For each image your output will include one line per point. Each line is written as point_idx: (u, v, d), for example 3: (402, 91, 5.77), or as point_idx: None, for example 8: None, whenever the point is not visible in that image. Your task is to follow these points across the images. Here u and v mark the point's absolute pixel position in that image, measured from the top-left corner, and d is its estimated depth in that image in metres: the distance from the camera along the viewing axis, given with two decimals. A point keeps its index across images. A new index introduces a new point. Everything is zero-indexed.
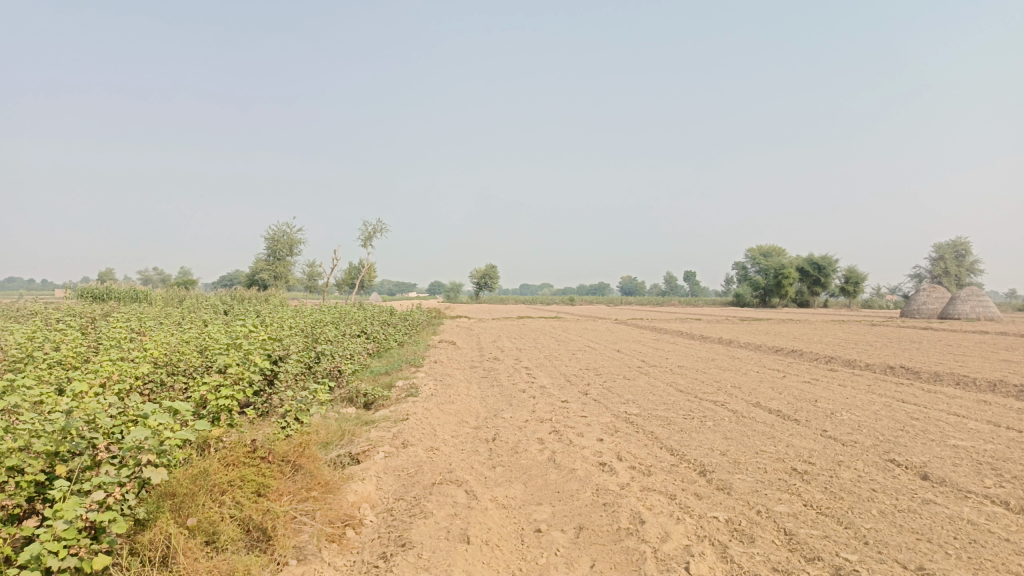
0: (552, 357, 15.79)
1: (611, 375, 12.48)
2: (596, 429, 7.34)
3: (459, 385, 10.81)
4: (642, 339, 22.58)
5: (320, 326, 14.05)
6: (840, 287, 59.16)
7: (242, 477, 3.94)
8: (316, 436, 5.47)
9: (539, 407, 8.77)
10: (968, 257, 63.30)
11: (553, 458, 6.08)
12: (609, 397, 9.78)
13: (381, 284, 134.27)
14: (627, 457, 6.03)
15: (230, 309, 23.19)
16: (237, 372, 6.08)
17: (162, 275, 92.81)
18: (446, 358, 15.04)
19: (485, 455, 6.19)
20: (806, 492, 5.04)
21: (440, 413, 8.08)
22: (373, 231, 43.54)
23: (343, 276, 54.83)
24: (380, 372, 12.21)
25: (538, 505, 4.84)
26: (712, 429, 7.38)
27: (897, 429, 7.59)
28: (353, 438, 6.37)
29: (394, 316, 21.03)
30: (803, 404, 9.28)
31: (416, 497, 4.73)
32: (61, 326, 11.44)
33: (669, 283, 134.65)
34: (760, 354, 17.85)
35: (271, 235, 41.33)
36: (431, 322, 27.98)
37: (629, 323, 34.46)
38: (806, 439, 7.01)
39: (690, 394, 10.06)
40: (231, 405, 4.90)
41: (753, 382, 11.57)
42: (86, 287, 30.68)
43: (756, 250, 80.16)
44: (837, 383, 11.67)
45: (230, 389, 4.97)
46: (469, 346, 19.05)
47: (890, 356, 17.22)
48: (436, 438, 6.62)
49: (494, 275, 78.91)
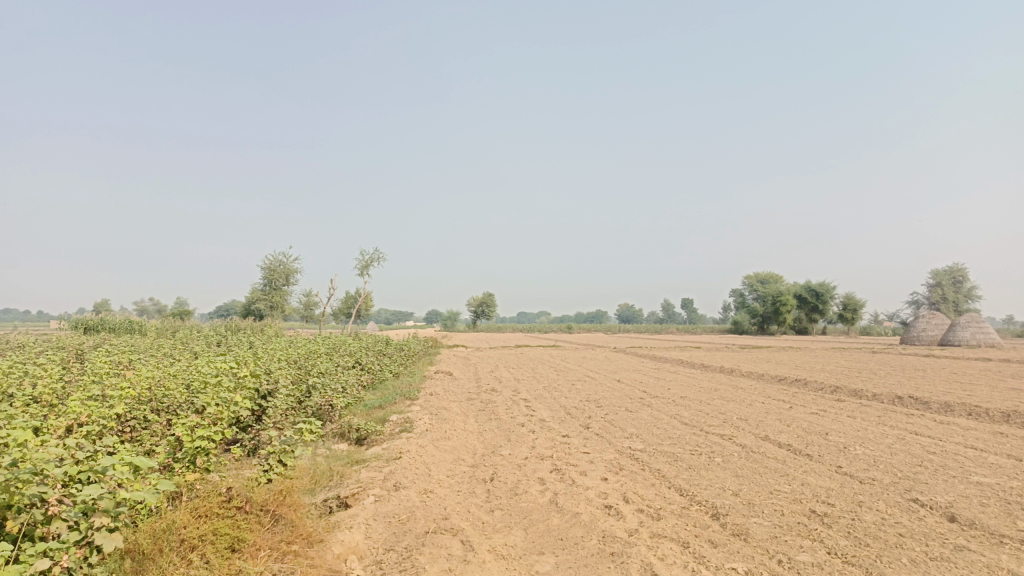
0: (551, 388, 15.42)
1: (612, 407, 12.11)
2: (599, 467, 6.96)
3: (455, 419, 10.42)
4: (642, 369, 22.21)
5: (312, 357, 13.69)
6: (839, 314, 58.93)
7: (214, 531, 3.60)
8: (300, 481, 5.10)
9: (539, 443, 8.39)
10: (965, 283, 63.26)
11: (555, 500, 5.71)
12: (611, 431, 9.42)
13: (377, 313, 133.75)
14: (634, 499, 5.66)
15: (223, 340, 22.80)
16: (216, 412, 5.76)
17: (157, 304, 92.45)
18: (443, 390, 14.65)
19: (483, 498, 5.81)
20: (829, 537, 4.67)
21: (435, 451, 7.71)
22: (369, 260, 43.27)
23: (340, 306, 54.46)
24: (374, 406, 11.82)
25: (541, 554, 4.47)
26: (721, 466, 7.02)
27: (915, 465, 7.22)
28: (341, 480, 6.03)
29: (389, 346, 20.66)
30: (813, 437, 8.91)
31: (408, 548, 4.36)
32: (43, 360, 11.09)
33: (667, 311, 134.46)
34: (764, 383, 17.47)
35: (267, 263, 41.07)
36: (427, 351, 27.61)
37: (629, 351, 34.07)
38: (822, 477, 6.64)
39: (696, 427, 9.68)
40: (207, 447, 4.54)
41: (759, 414, 11.19)
42: (79, 318, 30.29)
43: (753, 277, 80.05)
44: (846, 414, 11.29)
45: (208, 429, 4.61)
46: (465, 377, 18.65)
47: (895, 385, 16.86)
48: (430, 479, 6.24)
49: (491, 304, 78.53)
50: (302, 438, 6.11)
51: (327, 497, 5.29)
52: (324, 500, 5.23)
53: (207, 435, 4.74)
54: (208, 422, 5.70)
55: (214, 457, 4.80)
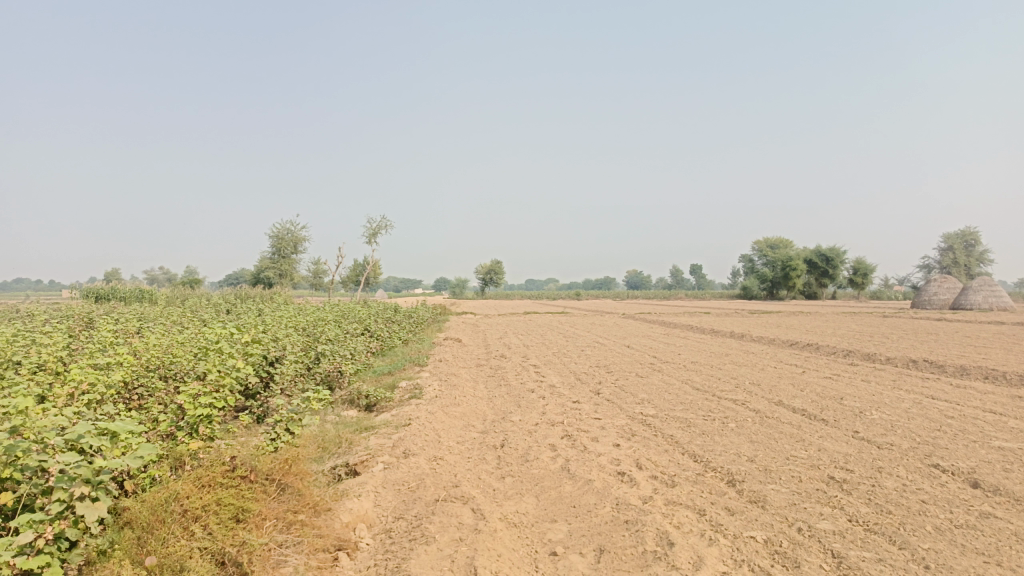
0: (561, 354, 15.34)
1: (623, 372, 12.00)
2: (611, 433, 6.85)
3: (464, 385, 10.33)
4: (652, 334, 22.09)
5: (320, 324, 13.60)
6: (849, 279, 58.58)
7: (217, 502, 3.51)
8: (308, 449, 5.00)
9: (549, 409, 8.29)
10: (978, 246, 62.60)
11: (567, 467, 5.60)
12: (622, 396, 9.31)
13: (387, 280, 133.86)
14: (648, 466, 5.55)
15: (233, 308, 22.83)
16: (218, 379, 5.67)
17: (167, 274, 92.88)
18: (452, 356, 14.58)
19: (494, 465, 5.71)
20: (849, 505, 4.55)
21: (445, 417, 7.62)
22: (377, 227, 43.11)
23: (348, 274, 54.50)
24: (383, 372, 11.76)
25: (553, 522, 4.37)
26: (735, 432, 6.90)
27: (934, 430, 7.08)
28: (349, 447, 5.94)
29: (398, 313, 20.60)
30: (828, 402, 8.78)
31: (418, 517, 4.26)
32: (50, 328, 11.05)
33: (675, 276, 134.06)
34: (775, 348, 17.33)
35: (276, 231, 41.04)
36: (436, 318, 27.58)
37: (638, 317, 33.98)
38: (839, 442, 6.50)
39: (708, 393, 9.55)
40: (210, 415, 4.44)
41: (772, 379, 11.05)
42: (91, 287, 30.39)
43: (763, 242, 79.45)
44: (860, 378, 11.14)
45: (210, 397, 4.50)
46: (475, 343, 18.58)
47: (908, 349, 16.69)
48: (439, 446, 6.15)
49: (499, 271, 78.37)
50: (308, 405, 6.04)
51: (335, 465, 5.21)
52: (332, 467, 5.15)
53: (209, 403, 4.65)
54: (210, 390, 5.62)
55: (218, 424, 4.72)
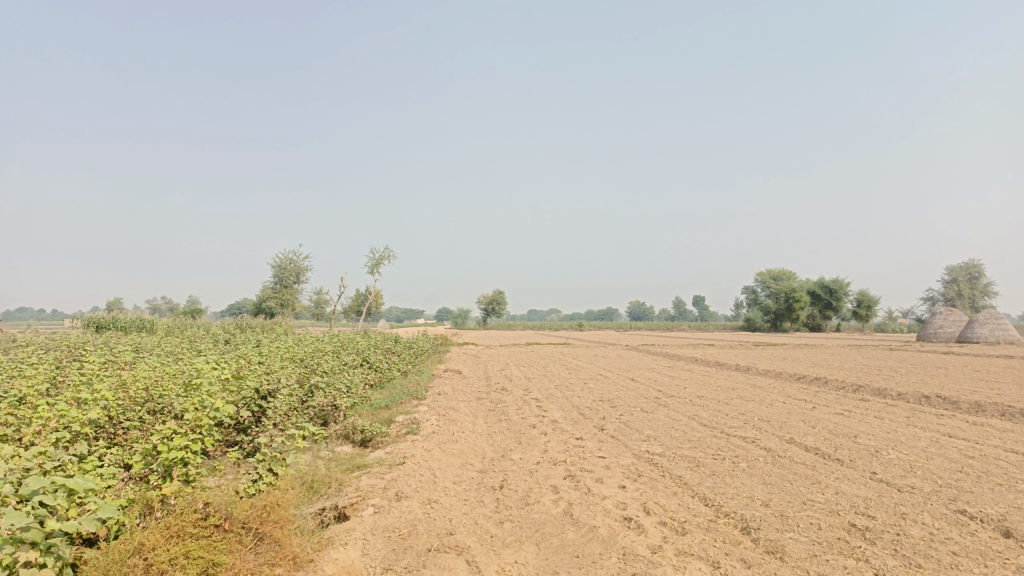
0: (563, 387, 15.00)
1: (627, 407, 11.67)
2: (617, 473, 6.51)
3: (463, 420, 10.00)
4: (656, 367, 21.73)
5: (317, 355, 13.31)
6: (853, 311, 58.18)
7: (185, 554, 3.21)
8: (292, 491, 4.68)
9: (551, 446, 7.95)
10: (982, 279, 62.29)
11: (569, 511, 5.27)
12: (626, 432, 8.97)
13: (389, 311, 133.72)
14: (656, 511, 5.22)
15: (232, 338, 22.56)
16: (198, 417, 5.39)
17: (170, 303, 92.88)
18: (451, 389, 14.25)
19: (491, 508, 5.38)
20: (875, 556, 4.22)
21: (442, 455, 7.29)
22: (379, 257, 42.99)
23: (350, 304, 54.29)
24: (380, 406, 11.43)
25: (555, 575, 4.04)
26: (746, 472, 6.55)
27: (956, 471, 6.72)
28: (338, 488, 5.62)
29: (398, 344, 20.31)
30: (841, 440, 8.43)
31: (408, 568, 3.94)
32: (40, 359, 10.76)
33: (678, 308, 133.65)
34: (783, 382, 16.96)
35: (278, 261, 40.91)
36: (437, 350, 27.25)
37: (641, 349, 33.56)
38: (857, 485, 6.15)
39: (716, 430, 9.21)
40: (184, 457, 4.14)
41: (781, 415, 10.69)
42: (92, 316, 30.17)
43: (766, 274, 79.20)
44: (872, 414, 10.78)
45: (185, 436, 4.21)
46: (475, 376, 18.25)
47: (919, 384, 16.29)
48: (435, 487, 5.82)
49: (501, 301, 78.08)
50: (295, 443, 5.75)
51: (323, 508, 4.89)
52: (318, 511, 4.83)
53: (187, 442, 4.38)
54: (190, 428, 5.33)
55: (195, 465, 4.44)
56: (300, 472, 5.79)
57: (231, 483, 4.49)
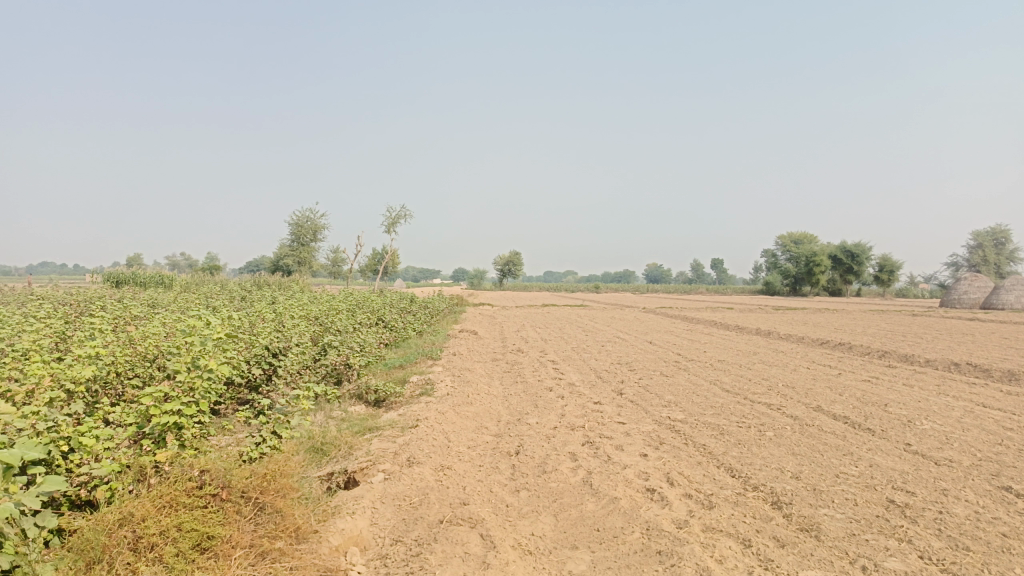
0: (581, 349, 14.77)
1: (646, 371, 11.40)
2: (637, 441, 6.24)
3: (479, 381, 9.79)
4: (674, 330, 21.39)
5: (331, 313, 13.13)
6: (874, 276, 57.29)
7: (178, 527, 3.00)
8: (296, 457, 4.46)
9: (569, 411, 7.70)
10: (1008, 245, 60.98)
11: (589, 480, 5.03)
12: (646, 397, 8.70)
13: (405, 270, 134.27)
14: (681, 483, 4.96)
15: (248, 295, 22.54)
16: (197, 379, 5.19)
17: (190, 261, 93.69)
18: (467, 350, 14.06)
19: (507, 475, 5.14)
20: (919, 537, 3.93)
21: (456, 418, 7.06)
22: (396, 216, 42.70)
23: (367, 263, 54.23)
24: (394, 366, 11.23)
25: (575, 549, 3.79)
26: (774, 442, 6.27)
27: (995, 444, 6.39)
28: (347, 450, 5.44)
29: (414, 304, 20.13)
30: (871, 409, 8.10)
31: (419, 540, 3.71)
32: (52, 313, 10.63)
33: (696, 270, 132.67)
34: (805, 347, 16.59)
35: (295, 219, 40.76)
36: (453, 310, 27.11)
37: (658, 311, 33.19)
38: (892, 458, 5.85)
39: (739, 396, 8.92)
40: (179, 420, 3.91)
41: (806, 381, 10.36)
42: (113, 272, 30.25)
43: (787, 237, 78.07)
44: (901, 382, 10.44)
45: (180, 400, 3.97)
46: (491, 336, 18.05)
47: (946, 351, 15.87)
48: (448, 452, 5.59)
49: (517, 262, 77.80)
50: (302, 404, 5.56)
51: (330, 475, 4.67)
52: (325, 476, 4.66)
53: (183, 405, 4.17)
54: (191, 390, 5.09)
55: (193, 430, 4.21)
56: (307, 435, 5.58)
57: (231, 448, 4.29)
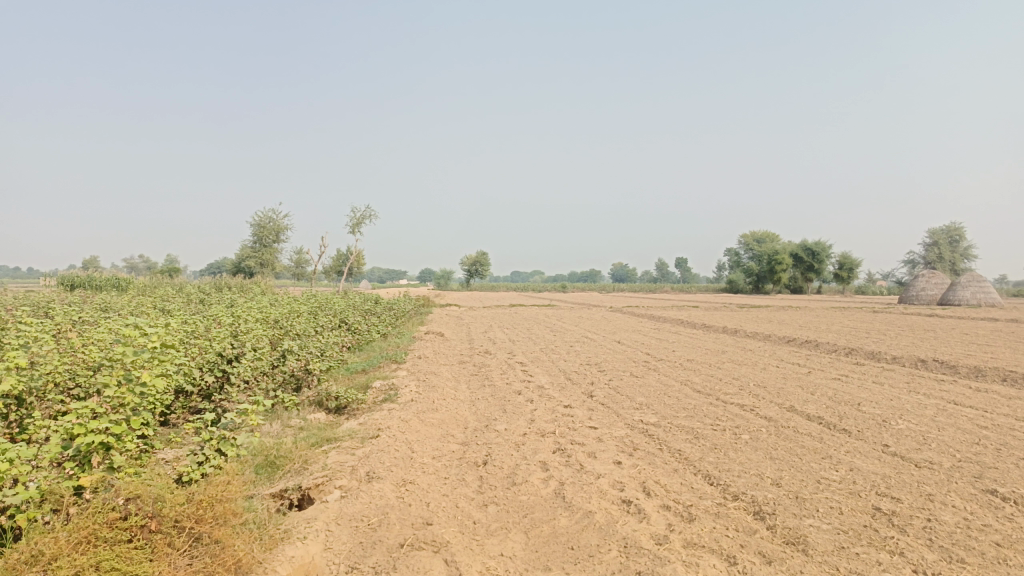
0: (549, 350, 14.50)
1: (615, 372, 11.17)
2: (611, 447, 5.96)
3: (444, 385, 9.44)
4: (642, 329, 21.29)
5: (291, 315, 12.65)
6: (835, 274, 58.20)
7: (97, 566, 2.65)
8: (240, 479, 4.09)
9: (538, 415, 7.40)
10: (962, 242, 62.49)
11: (561, 492, 4.73)
12: (617, 400, 8.46)
13: (371, 272, 133.11)
14: (658, 493, 4.69)
15: (206, 298, 21.83)
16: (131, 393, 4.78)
17: (149, 263, 91.57)
18: (432, 352, 13.70)
19: (473, 488, 4.81)
20: (911, 549, 3.71)
21: (420, 426, 6.71)
22: (361, 216, 42.03)
23: (332, 264, 53.37)
24: (356, 371, 10.82)
25: (547, 571, 3.50)
26: (751, 446, 6.04)
27: (972, 444, 6.26)
28: (301, 466, 5.09)
29: (378, 304, 19.68)
30: (845, 409, 7.96)
31: (377, 568, 3.37)
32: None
33: (661, 270, 133.76)
34: (773, 345, 16.56)
35: (256, 219, 39.85)
36: (419, 312, 26.66)
37: (626, 311, 33.06)
38: (872, 460, 5.66)
39: (712, 396, 8.71)
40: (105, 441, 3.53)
41: (777, 380, 10.23)
42: (67, 274, 29.18)
43: (750, 236, 78.91)
44: (871, 380, 10.37)
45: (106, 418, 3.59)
46: (458, 338, 17.72)
47: (910, 347, 15.98)
48: (411, 464, 5.25)
49: (484, 263, 77.47)
50: (251, 419, 5.20)
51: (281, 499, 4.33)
52: (278, 495, 4.40)
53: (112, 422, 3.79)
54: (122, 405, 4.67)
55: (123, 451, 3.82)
56: (256, 450, 5.19)
57: (167, 472, 3.91)
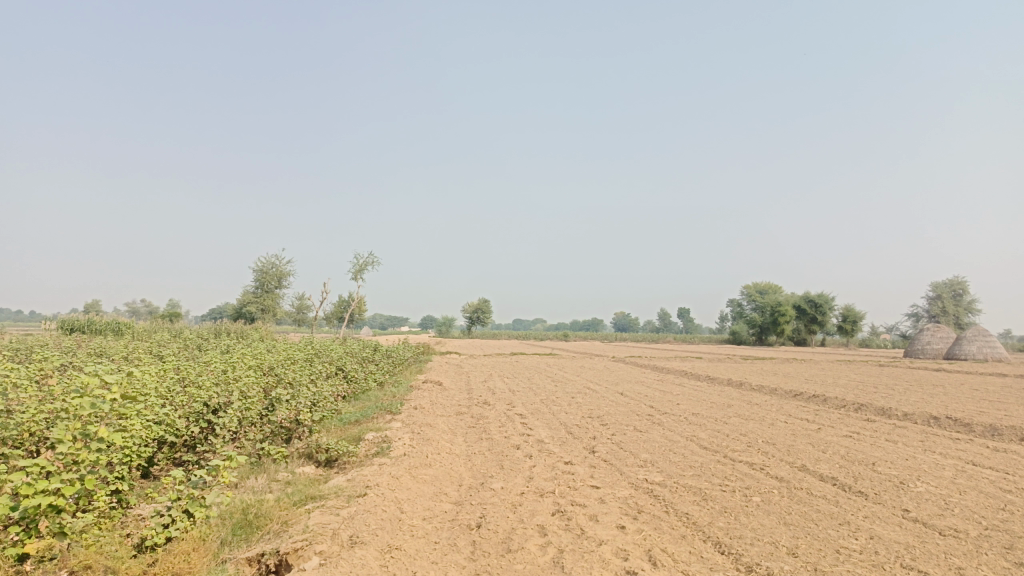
0: (550, 402, 14.12)
1: (618, 425, 10.79)
2: (614, 509, 5.61)
3: (440, 438, 9.06)
4: (645, 380, 20.88)
5: (285, 362, 12.33)
6: (838, 326, 57.79)
7: None
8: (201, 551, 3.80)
9: (537, 473, 7.04)
10: (965, 296, 62.23)
11: (559, 561, 4.38)
12: (620, 456, 8.09)
13: (373, 319, 132.91)
14: (665, 564, 4.34)
15: (202, 344, 21.48)
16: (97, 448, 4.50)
17: (150, 308, 91.45)
18: (430, 402, 13.33)
19: (465, 555, 4.46)
20: None
21: (412, 483, 6.36)
22: (363, 263, 41.97)
23: (333, 311, 53.13)
24: (350, 421, 10.47)
25: None
26: (763, 510, 5.67)
27: (998, 510, 5.88)
28: (278, 528, 4.83)
29: (377, 352, 19.36)
30: (859, 469, 7.58)
31: None
32: None
33: (663, 319, 133.35)
34: (779, 399, 16.15)
35: (259, 265, 39.81)
36: (418, 360, 26.30)
37: (627, 360, 32.65)
38: (893, 527, 5.29)
39: (719, 454, 8.33)
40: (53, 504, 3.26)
41: (786, 437, 9.85)
42: (66, 318, 28.92)
43: (752, 287, 78.62)
44: (884, 437, 9.96)
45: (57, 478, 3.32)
46: (457, 387, 17.35)
47: (921, 403, 15.53)
48: (398, 526, 4.90)
49: (486, 311, 77.19)
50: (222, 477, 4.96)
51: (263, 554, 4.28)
52: (254, 558, 4.25)
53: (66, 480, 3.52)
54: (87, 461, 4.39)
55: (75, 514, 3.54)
56: (229, 513, 4.87)
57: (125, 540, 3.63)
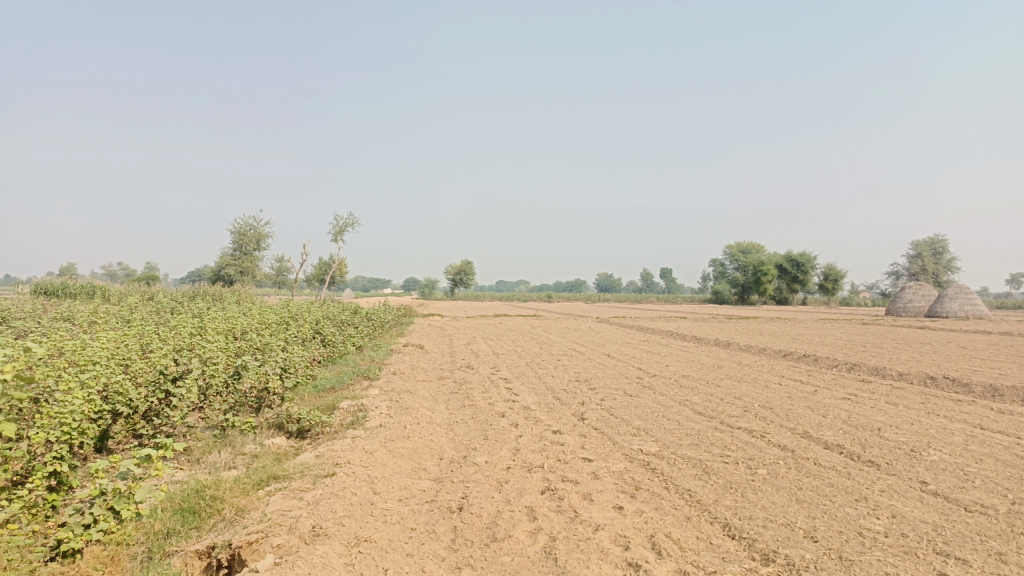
0: (535, 365, 13.63)
1: (607, 389, 10.31)
2: (610, 487, 5.09)
3: (419, 406, 8.52)
4: (631, 341, 20.47)
5: (258, 325, 11.68)
6: (819, 285, 57.82)
7: None
8: None
9: (523, 444, 6.51)
10: (945, 254, 62.50)
11: (550, 551, 3.86)
12: (611, 423, 7.60)
13: (355, 281, 132.02)
14: (671, 553, 3.82)
15: (177, 307, 20.74)
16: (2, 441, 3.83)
17: (127, 271, 90.17)
18: (410, 367, 12.78)
19: (444, 545, 3.92)
20: None
21: (388, 459, 5.81)
22: (344, 224, 41.08)
23: (314, 272, 52.24)
24: (324, 389, 9.88)
25: None
26: (772, 485, 5.19)
27: (1021, 481, 5.45)
28: (232, 517, 4.26)
29: (356, 314, 18.72)
30: (866, 435, 7.13)
31: None
32: None
33: (645, 280, 133.62)
34: (769, 359, 15.77)
35: (237, 226, 38.78)
36: (400, 323, 25.72)
37: (611, 321, 32.25)
38: (914, 504, 4.82)
39: (716, 420, 7.86)
40: None
41: (783, 400, 9.41)
42: (37, 281, 27.86)
43: (734, 245, 78.57)
44: (884, 400, 9.54)
45: None
46: (439, 350, 16.83)
47: (912, 362, 15.22)
48: (369, 512, 4.35)
49: (469, 272, 76.53)
50: (155, 465, 4.31)
51: (211, 550, 3.71)
52: (204, 553, 3.72)
53: None
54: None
55: None
56: (174, 505, 4.31)
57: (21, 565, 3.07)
